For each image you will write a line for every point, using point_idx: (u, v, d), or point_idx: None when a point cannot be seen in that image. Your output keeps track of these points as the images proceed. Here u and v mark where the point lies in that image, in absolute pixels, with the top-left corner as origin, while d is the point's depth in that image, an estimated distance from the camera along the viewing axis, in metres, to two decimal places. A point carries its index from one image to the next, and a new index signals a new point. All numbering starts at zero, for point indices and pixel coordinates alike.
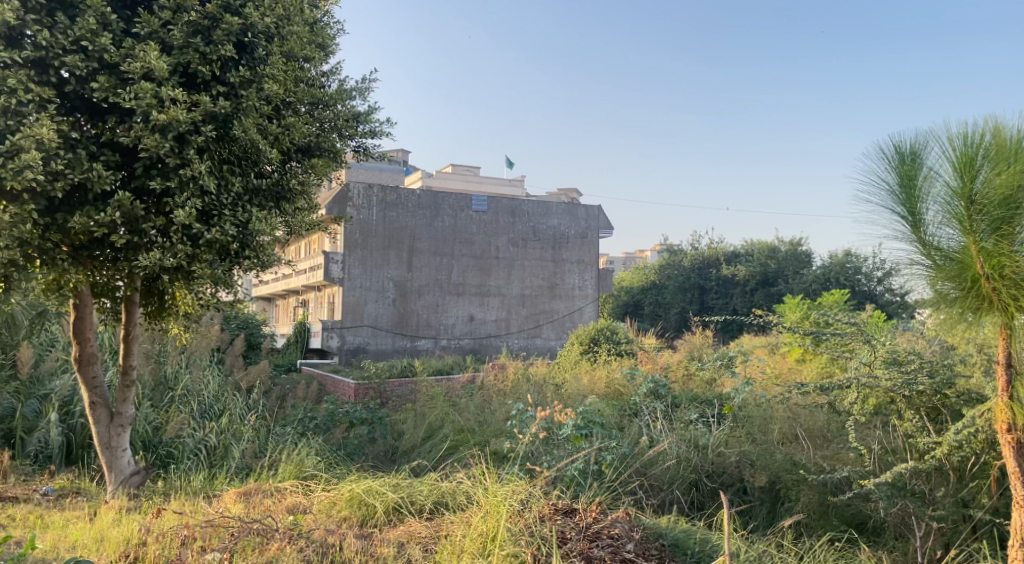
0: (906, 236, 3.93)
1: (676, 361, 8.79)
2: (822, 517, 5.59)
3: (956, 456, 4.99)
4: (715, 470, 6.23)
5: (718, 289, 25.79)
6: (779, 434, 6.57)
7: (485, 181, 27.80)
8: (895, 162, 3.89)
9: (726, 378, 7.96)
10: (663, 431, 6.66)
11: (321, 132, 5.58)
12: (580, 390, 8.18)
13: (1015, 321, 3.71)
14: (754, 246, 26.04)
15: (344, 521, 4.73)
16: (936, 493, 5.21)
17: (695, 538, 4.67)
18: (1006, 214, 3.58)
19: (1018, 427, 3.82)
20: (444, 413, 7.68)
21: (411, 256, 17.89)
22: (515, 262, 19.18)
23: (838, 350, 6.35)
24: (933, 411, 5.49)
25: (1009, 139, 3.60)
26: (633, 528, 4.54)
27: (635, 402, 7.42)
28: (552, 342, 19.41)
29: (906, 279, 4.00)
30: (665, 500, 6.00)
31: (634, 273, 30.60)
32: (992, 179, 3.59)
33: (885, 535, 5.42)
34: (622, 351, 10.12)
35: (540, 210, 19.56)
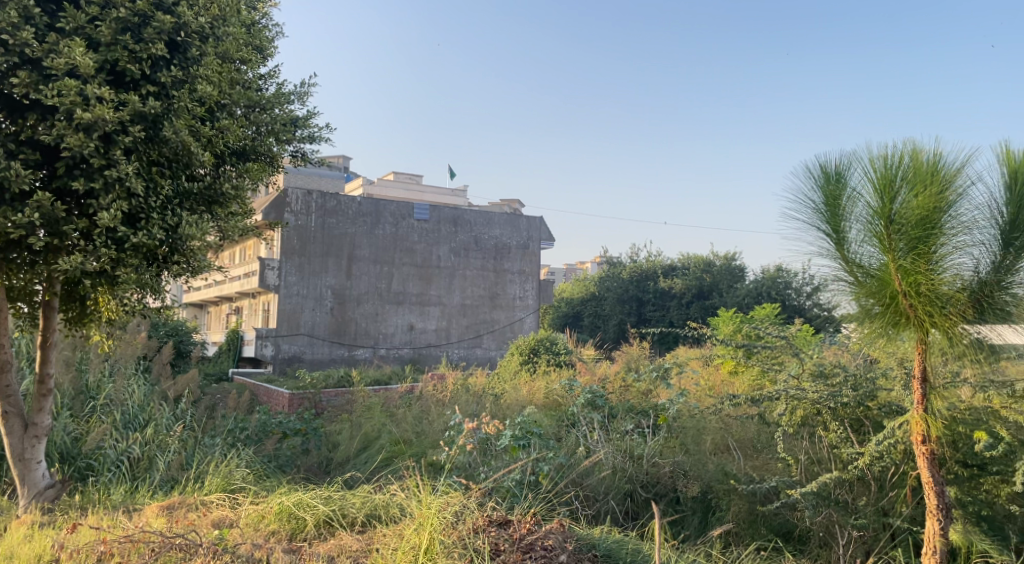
0: (830, 253, 4.08)
1: (613, 371, 8.90)
2: (751, 526, 5.73)
3: (877, 466, 5.20)
4: (649, 480, 6.31)
5: (655, 302, 26.22)
6: (711, 444, 6.79)
7: (427, 189, 27.67)
8: (820, 181, 4.03)
9: (661, 389, 8.17)
10: (600, 441, 6.73)
11: (257, 136, 5.46)
12: (519, 401, 8.19)
13: (929, 336, 3.89)
14: (690, 260, 26.60)
15: (273, 535, 4.61)
16: (858, 502, 5.39)
17: (627, 549, 4.71)
18: (923, 234, 3.74)
19: (932, 439, 3.98)
20: (381, 424, 7.60)
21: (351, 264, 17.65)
22: (457, 271, 19.12)
23: (769, 363, 6.54)
24: (857, 421, 5.71)
25: (926, 162, 3.75)
26: (567, 539, 4.55)
27: (573, 413, 7.49)
28: (492, 352, 19.43)
29: (833, 294, 4.15)
30: (600, 510, 6.03)
31: (575, 284, 30.91)
32: (910, 200, 3.74)
33: (811, 544, 5.55)
34: (562, 361, 10.19)
35: (482, 220, 19.60)
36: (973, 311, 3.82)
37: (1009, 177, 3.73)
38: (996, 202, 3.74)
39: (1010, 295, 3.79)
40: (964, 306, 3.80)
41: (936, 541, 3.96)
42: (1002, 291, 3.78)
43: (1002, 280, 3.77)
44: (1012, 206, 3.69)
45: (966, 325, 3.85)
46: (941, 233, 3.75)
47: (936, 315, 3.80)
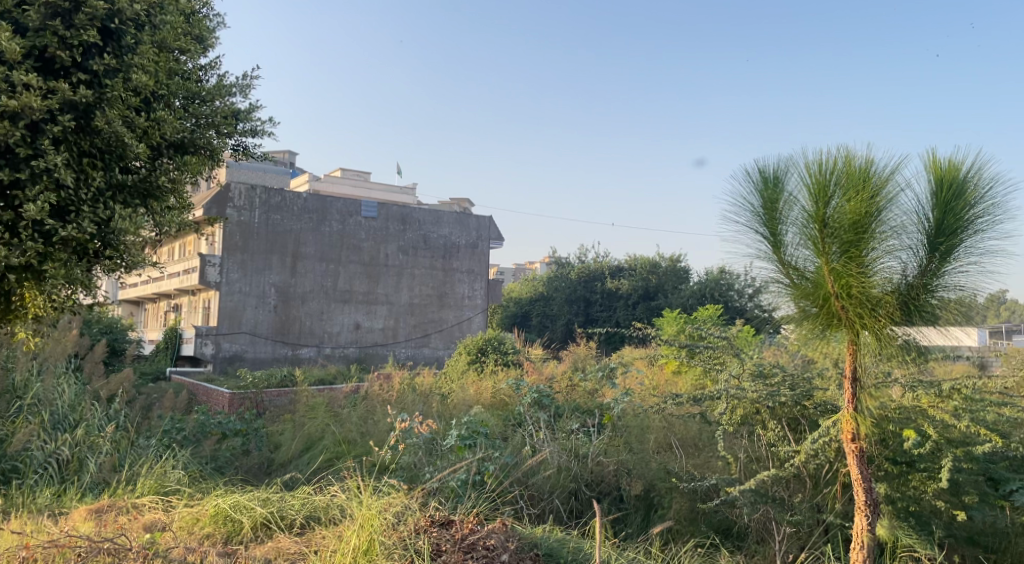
0: (768, 256, 4.17)
1: (560, 371, 8.95)
2: (691, 523, 5.85)
3: (812, 464, 5.36)
4: (593, 479, 6.38)
5: (602, 303, 26.50)
6: (655, 444, 6.87)
7: (376, 187, 27.40)
8: (759, 186, 4.12)
9: (606, 389, 8.27)
10: (546, 440, 6.75)
11: (196, 128, 5.32)
12: (466, 401, 8.16)
13: (860, 337, 4.01)
14: (636, 261, 26.96)
15: (207, 538, 4.48)
16: (794, 499, 5.53)
17: (568, 547, 4.75)
18: (855, 238, 3.85)
19: (861, 437, 4.08)
20: (325, 424, 7.49)
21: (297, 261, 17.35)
22: (405, 270, 18.98)
23: (710, 362, 6.65)
24: (794, 420, 5.86)
25: (858, 168, 3.86)
26: (509, 538, 4.55)
27: (520, 412, 7.51)
28: (440, 351, 19.36)
29: (771, 296, 4.24)
30: (545, 509, 6.06)
31: (523, 284, 31.00)
32: (843, 205, 3.84)
33: (748, 540, 5.68)
34: (509, 361, 10.20)
35: (431, 218, 19.50)
36: (900, 314, 3.95)
37: (934, 183, 3.87)
38: (922, 208, 3.87)
39: (935, 298, 3.93)
40: (892, 309, 3.93)
41: (863, 537, 4.05)
42: (928, 295, 3.93)
43: (928, 284, 3.92)
44: (937, 211, 3.83)
45: (895, 326, 3.98)
46: (873, 238, 3.86)
47: (867, 318, 3.92)
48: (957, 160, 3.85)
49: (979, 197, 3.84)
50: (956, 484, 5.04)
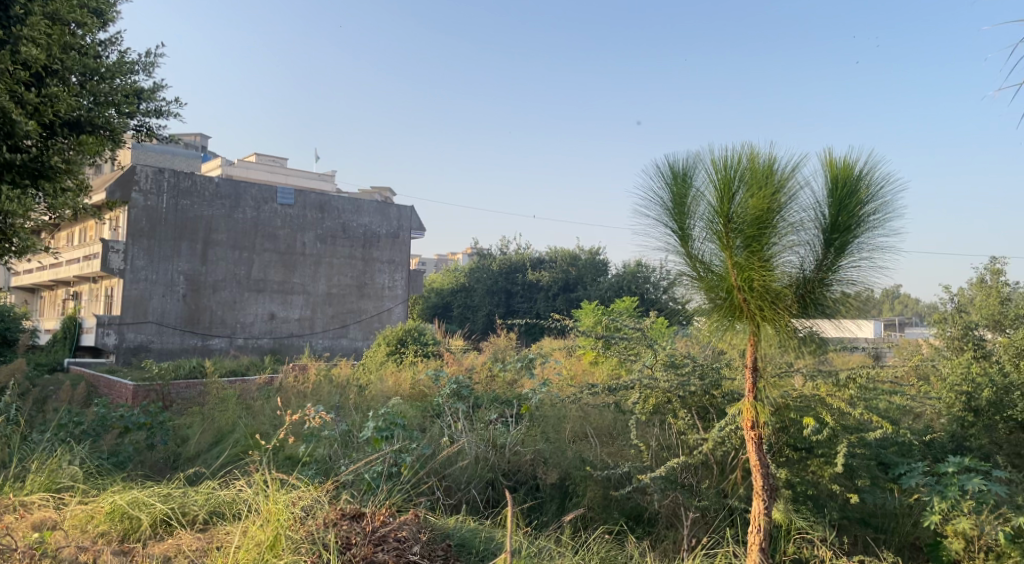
0: (677, 249, 4.29)
1: (480, 362, 8.96)
2: (604, 510, 5.94)
3: (719, 451, 5.59)
4: (511, 468, 6.44)
5: (523, 294, 26.70)
6: (571, 433, 6.97)
7: (294, 173, 26.67)
8: (668, 181, 4.22)
9: (525, 379, 8.37)
10: (463, 431, 6.76)
11: (93, 107, 6.01)
12: (383, 392, 8.07)
13: (761, 329, 4.16)
14: (557, 253, 27.26)
15: (102, 537, 4.32)
16: (701, 485, 5.73)
17: (480, 537, 4.77)
18: (757, 232, 3.98)
19: (760, 425, 4.20)
20: (236, 417, 7.31)
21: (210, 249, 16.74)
22: (323, 259, 18.63)
23: (625, 353, 6.75)
24: (703, 409, 6.08)
25: (761, 165, 3.99)
26: (421, 529, 4.54)
27: (438, 404, 7.46)
28: (358, 343, 19.16)
29: (683, 289, 4.36)
30: (461, 499, 6.07)
31: (445, 274, 30.78)
32: (746, 201, 3.97)
33: (657, 525, 5.82)
34: (429, 352, 10.10)
35: (350, 207, 19.19)
36: (798, 307, 4.12)
37: (831, 182, 4.03)
38: (820, 205, 4.04)
39: (828, 291, 4.12)
40: (791, 302, 4.10)
41: (760, 521, 4.14)
42: (823, 288, 4.12)
43: (823, 278, 4.10)
44: (833, 209, 4.00)
45: (793, 319, 4.16)
46: (774, 234, 4.01)
47: (767, 310, 4.08)
48: (852, 161, 4.02)
49: (871, 195, 4.02)
50: (851, 469, 5.31)
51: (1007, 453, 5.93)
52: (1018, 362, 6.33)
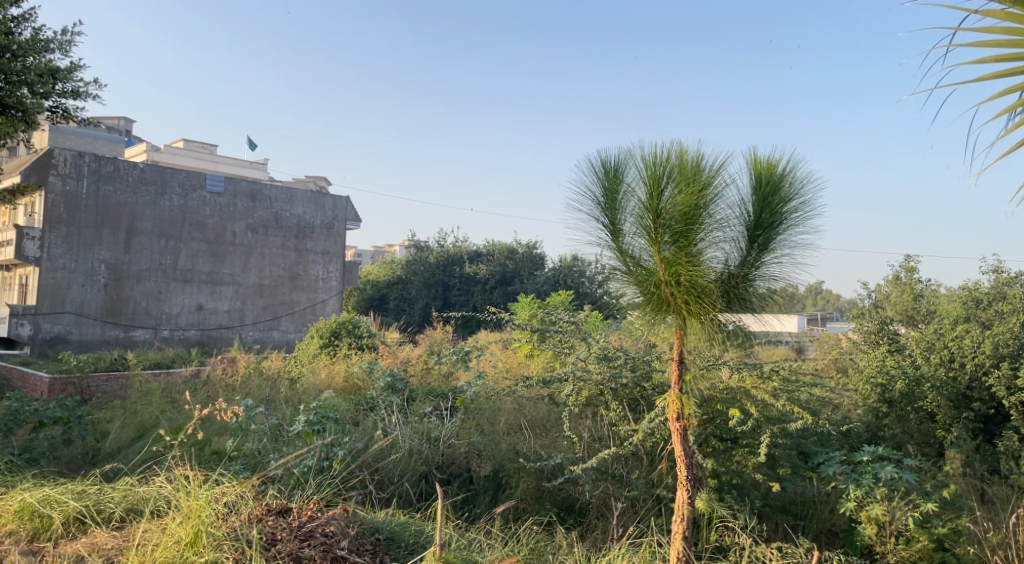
0: (608, 244, 4.34)
1: (416, 354, 8.91)
2: (537, 501, 5.99)
3: (648, 442, 5.71)
4: (445, 461, 6.42)
5: (460, 287, 26.67)
6: (505, 425, 7.00)
7: (224, 161, 25.89)
8: (600, 177, 4.26)
9: (461, 372, 8.37)
10: (398, 424, 6.71)
11: (4, 85, 6.05)
12: (315, 385, 7.93)
13: (687, 322, 4.26)
14: (495, 246, 27.36)
15: (9, 537, 4.18)
16: (631, 475, 5.84)
17: (410, 530, 4.75)
18: (685, 229, 4.07)
19: (686, 416, 4.26)
20: (160, 411, 7.10)
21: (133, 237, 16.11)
22: (255, 249, 18.18)
23: (560, 346, 6.78)
24: (634, 401, 6.16)
25: (689, 163, 4.06)
26: (350, 524, 4.49)
27: (371, 397, 7.36)
28: (291, 335, 18.89)
29: (614, 284, 4.42)
30: (394, 492, 6.02)
31: (381, 265, 30.38)
32: (675, 197, 4.04)
33: (589, 515, 5.89)
34: (364, 345, 9.97)
35: (284, 196, 18.73)
36: (722, 301, 4.24)
37: (755, 179, 4.14)
38: (745, 202, 4.14)
39: (750, 287, 4.24)
40: (716, 296, 4.21)
41: (683, 509, 4.20)
42: (746, 284, 4.24)
43: (747, 274, 4.21)
44: (757, 206, 4.11)
45: (717, 313, 4.27)
46: (700, 231, 4.10)
47: (693, 304, 4.18)
48: (775, 160, 4.13)
49: (793, 193, 4.16)
50: (772, 458, 5.51)
51: (917, 443, 6.24)
52: (929, 355, 6.64)
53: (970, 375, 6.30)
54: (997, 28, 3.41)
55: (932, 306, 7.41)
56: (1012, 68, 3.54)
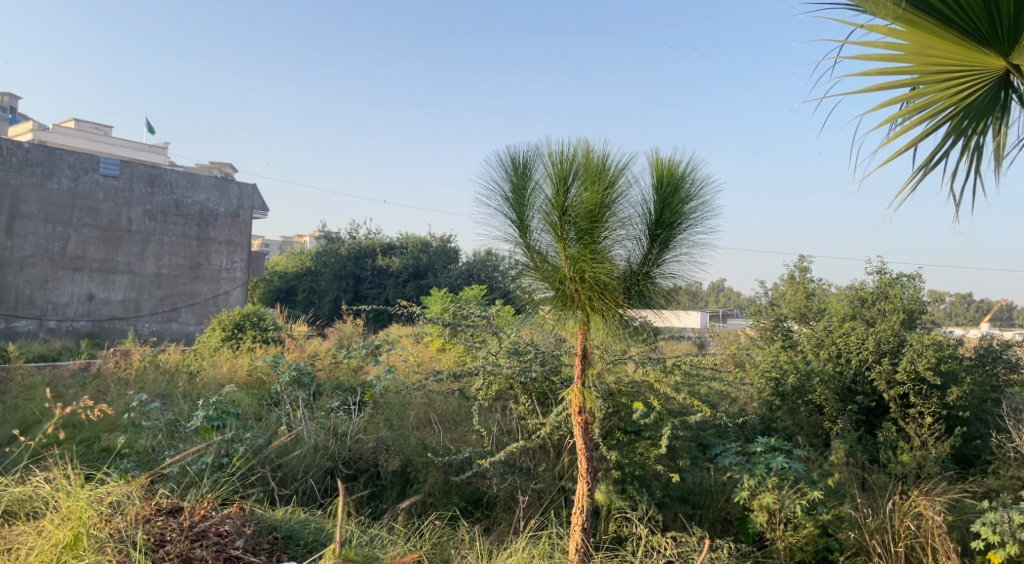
0: (515, 239, 4.35)
1: (324, 348, 8.72)
2: (444, 495, 5.96)
3: (555, 435, 5.78)
4: (351, 456, 6.28)
5: (371, 280, 26.24)
6: (414, 420, 6.94)
7: (119, 143, 24.53)
8: (509, 171, 4.25)
9: (371, 366, 8.23)
10: (303, 419, 6.55)
11: None
12: (216, 379, 7.65)
13: (591, 318, 4.33)
14: (409, 239, 27.15)
15: None
16: (538, 468, 5.91)
17: (309, 528, 4.64)
18: (590, 226, 4.12)
19: (587, 409, 4.31)
20: (44, 406, 6.68)
21: (13, 222, 15.26)
22: (152, 237, 17.31)
23: (471, 341, 6.78)
24: (543, 395, 6.23)
25: (594, 161, 4.10)
26: (246, 523, 4.34)
27: (276, 392, 7.15)
28: (190, 327, 18.01)
29: (521, 280, 4.44)
30: (298, 489, 5.88)
31: (289, 257, 29.49)
32: (580, 195, 4.08)
33: (496, 509, 5.90)
34: (270, 338, 9.67)
35: (185, 181, 17.91)
36: (625, 298, 4.33)
37: (657, 179, 4.23)
38: (648, 201, 4.23)
39: (652, 284, 4.34)
40: (618, 293, 4.29)
41: (583, 501, 4.26)
42: (648, 281, 4.34)
43: (647, 272, 4.32)
44: (659, 206, 4.21)
45: (620, 310, 4.35)
46: (604, 229, 4.17)
47: (596, 301, 4.26)
48: (676, 161, 4.24)
49: (693, 194, 4.29)
50: (673, 450, 5.69)
51: (806, 434, 6.59)
52: (818, 351, 6.99)
53: (854, 369, 6.68)
54: (879, 43, 3.62)
55: (823, 305, 7.81)
56: (895, 81, 3.77)
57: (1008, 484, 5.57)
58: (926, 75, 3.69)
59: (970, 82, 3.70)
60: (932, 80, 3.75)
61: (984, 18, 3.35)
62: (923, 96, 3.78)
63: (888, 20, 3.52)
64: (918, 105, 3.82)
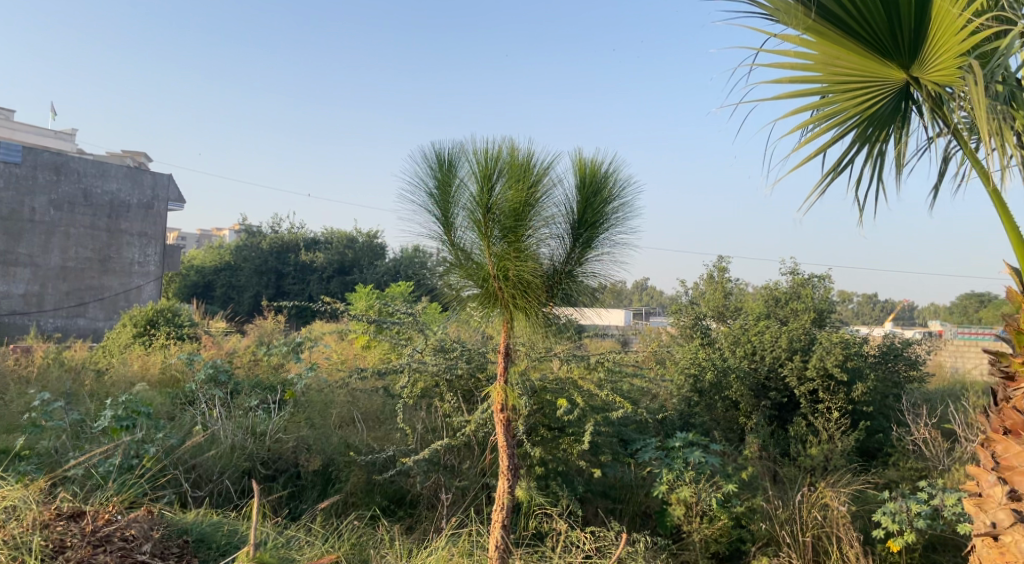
0: (439, 236, 4.31)
1: (243, 345, 8.46)
2: (367, 494, 5.88)
3: (480, 433, 5.80)
4: (270, 456, 6.10)
5: (295, 276, 25.61)
6: (337, 418, 6.81)
7: (23, 128, 23.16)
8: (433, 167, 4.21)
9: (292, 363, 8.03)
10: (219, 419, 6.33)
11: None
12: (127, 378, 7.32)
13: (514, 316, 4.34)
14: (335, 233, 26.51)
15: None
16: (462, 466, 5.92)
17: (223, 531, 4.50)
18: (515, 224, 4.13)
19: (509, 407, 4.30)
20: None
21: None
22: (58, 228, 16.52)
23: (397, 338, 6.69)
24: (469, 392, 6.24)
25: (519, 160, 4.11)
26: (154, 526, 4.15)
27: (191, 390, 6.90)
28: (99, 323, 17.19)
29: (443, 278, 4.39)
30: (212, 491, 5.68)
31: (208, 251, 28.48)
32: (505, 192, 4.08)
33: (419, 507, 5.85)
34: (185, 335, 9.32)
35: (93, 171, 16.99)
36: (547, 297, 4.36)
37: (580, 179, 4.28)
38: (571, 202, 4.27)
39: (574, 282, 4.39)
40: (541, 292, 4.31)
41: (503, 498, 4.26)
42: (570, 280, 4.38)
43: (570, 270, 4.36)
44: (582, 206, 4.26)
45: (543, 308, 4.37)
46: (528, 227, 4.17)
47: (519, 298, 4.26)
48: (599, 161, 4.29)
49: (615, 194, 4.35)
50: (595, 446, 5.77)
51: (722, 429, 6.82)
52: (735, 348, 7.22)
53: (768, 366, 6.93)
54: (791, 53, 3.75)
55: (739, 304, 8.07)
56: (805, 89, 3.89)
57: (907, 474, 5.94)
58: (834, 85, 3.81)
59: (874, 94, 3.84)
60: (839, 90, 3.84)
61: (885, 29, 3.56)
62: (831, 105, 3.88)
63: (798, 30, 3.65)
64: (827, 113, 3.92)
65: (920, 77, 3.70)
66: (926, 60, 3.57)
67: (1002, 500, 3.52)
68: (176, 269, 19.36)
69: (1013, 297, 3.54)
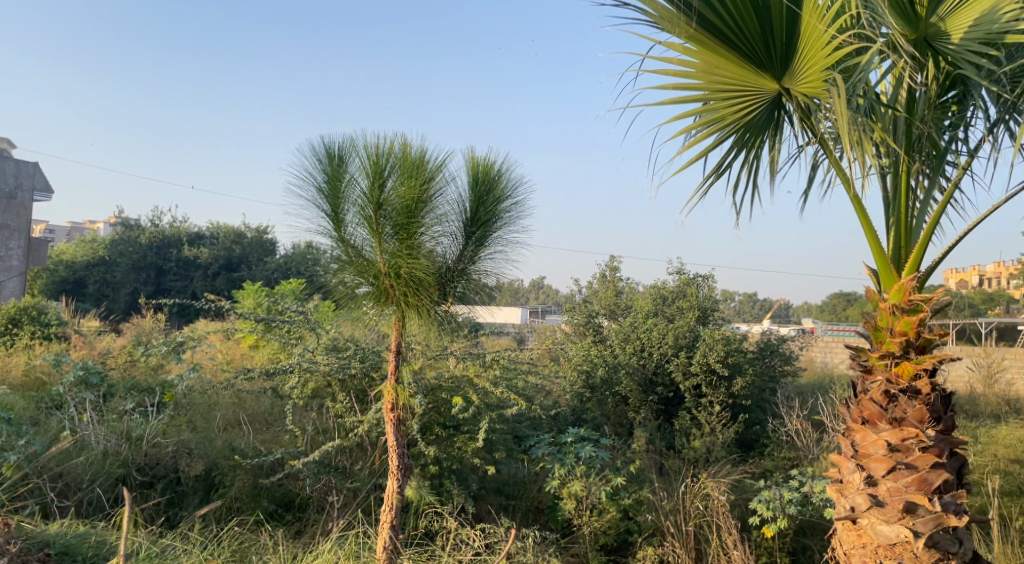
0: (329, 233, 4.20)
1: (118, 345, 7.96)
2: (253, 499, 5.60)
3: (373, 432, 5.70)
4: (147, 462, 5.77)
5: (177, 272, 24.45)
6: (221, 421, 6.52)
7: None
8: (323, 161, 4.09)
9: (173, 364, 7.62)
10: (90, 423, 5.93)
11: None
12: None
13: (406, 315, 4.28)
14: (221, 229, 25.56)
15: None
16: (354, 467, 5.84)
17: (89, 542, 4.22)
18: (407, 221, 4.07)
19: (400, 406, 4.24)
20: None
21: None
22: None
23: (286, 336, 6.47)
24: (362, 392, 6.09)
25: (412, 156, 4.06)
26: (11, 539, 3.83)
27: (58, 394, 6.43)
28: None
29: (334, 275, 4.27)
30: (81, 500, 5.31)
31: (80, 244, 26.62)
32: (397, 189, 4.02)
33: (308, 510, 5.67)
34: (52, 334, 8.66)
35: None
36: (440, 295, 4.32)
37: (472, 178, 4.30)
38: (463, 200, 4.27)
39: (466, 281, 4.39)
40: (434, 290, 4.27)
41: (392, 499, 4.20)
42: (462, 278, 4.38)
43: (462, 269, 4.36)
44: (473, 205, 4.29)
45: (436, 307, 4.32)
46: (421, 225, 4.12)
47: (411, 296, 4.18)
48: (492, 160, 4.31)
49: (507, 193, 4.39)
50: (490, 443, 5.77)
51: (613, 423, 7.01)
52: (625, 344, 7.44)
53: (655, 362, 7.22)
54: (676, 61, 3.90)
55: (629, 302, 8.33)
56: (687, 96, 4.06)
57: (781, 464, 6.28)
58: (714, 93, 4.01)
59: (750, 103, 4.06)
60: (719, 98, 4.04)
61: (761, 40, 3.75)
62: (711, 112, 4.07)
63: (682, 39, 3.81)
64: (707, 120, 4.11)
65: (791, 88, 3.91)
66: (796, 72, 3.79)
67: (860, 485, 3.77)
68: (43, 264, 17.97)
69: (872, 296, 3.83)
